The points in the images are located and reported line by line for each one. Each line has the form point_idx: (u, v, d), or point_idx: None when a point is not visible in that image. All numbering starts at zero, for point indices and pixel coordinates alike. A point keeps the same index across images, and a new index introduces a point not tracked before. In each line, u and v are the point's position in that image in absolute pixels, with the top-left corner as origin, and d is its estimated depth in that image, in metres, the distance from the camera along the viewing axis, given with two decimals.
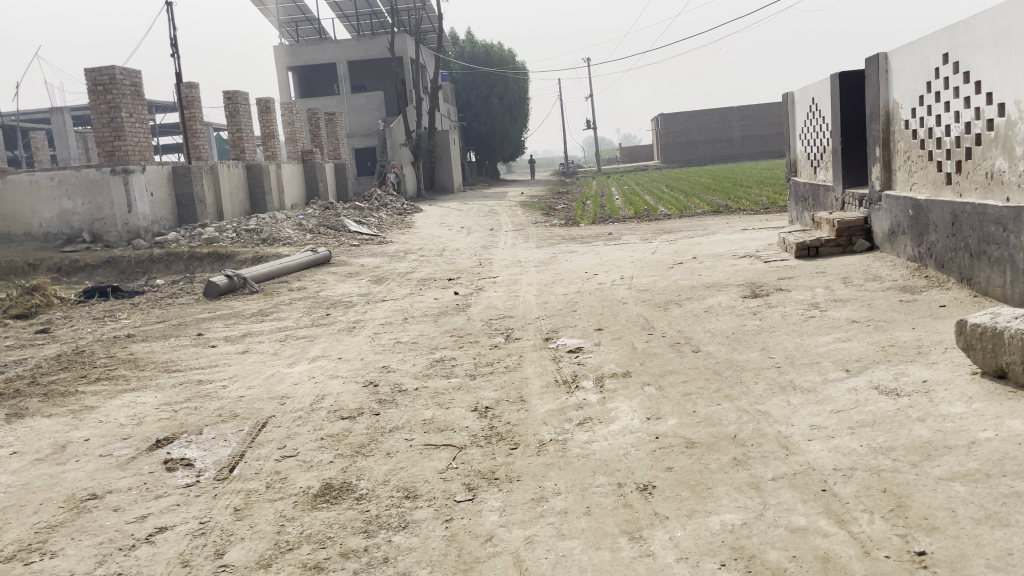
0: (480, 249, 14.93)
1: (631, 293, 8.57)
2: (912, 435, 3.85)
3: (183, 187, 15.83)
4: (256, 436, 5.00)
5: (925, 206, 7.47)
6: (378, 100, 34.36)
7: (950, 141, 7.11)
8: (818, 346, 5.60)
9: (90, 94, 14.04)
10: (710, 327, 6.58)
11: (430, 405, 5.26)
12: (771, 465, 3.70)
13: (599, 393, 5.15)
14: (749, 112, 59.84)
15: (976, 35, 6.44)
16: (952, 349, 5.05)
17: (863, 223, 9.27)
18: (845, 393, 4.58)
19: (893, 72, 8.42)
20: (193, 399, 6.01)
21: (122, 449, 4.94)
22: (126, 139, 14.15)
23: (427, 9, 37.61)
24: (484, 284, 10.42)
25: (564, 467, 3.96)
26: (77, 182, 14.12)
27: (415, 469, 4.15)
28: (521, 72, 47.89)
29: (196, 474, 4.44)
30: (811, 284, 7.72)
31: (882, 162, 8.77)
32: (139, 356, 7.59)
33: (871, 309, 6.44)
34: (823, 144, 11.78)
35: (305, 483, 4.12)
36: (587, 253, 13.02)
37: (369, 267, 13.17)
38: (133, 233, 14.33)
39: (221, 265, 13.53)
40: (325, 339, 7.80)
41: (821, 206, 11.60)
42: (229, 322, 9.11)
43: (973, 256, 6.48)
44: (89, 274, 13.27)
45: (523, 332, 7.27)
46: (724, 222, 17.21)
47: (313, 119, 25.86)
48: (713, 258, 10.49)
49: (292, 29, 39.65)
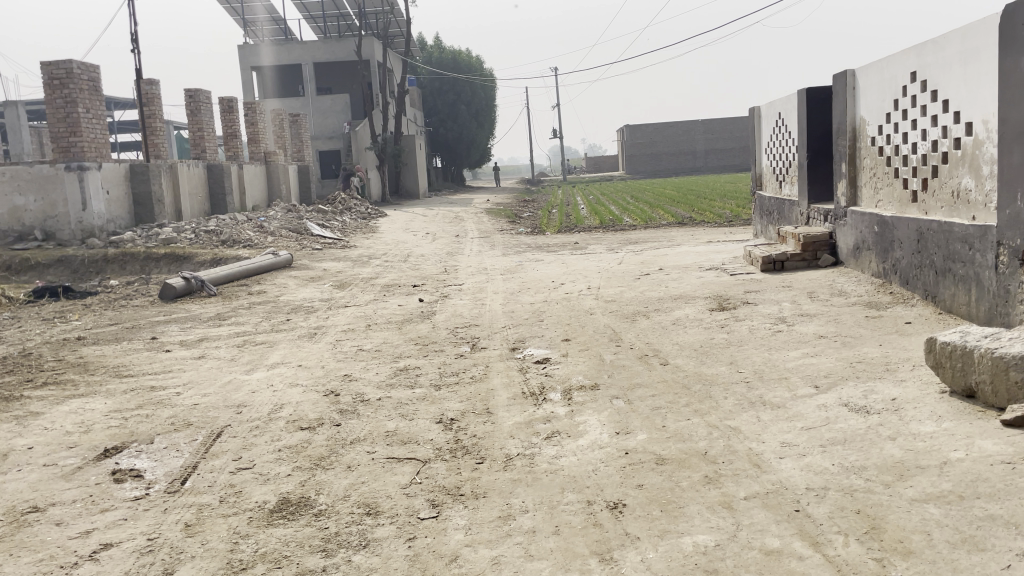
0: (445, 256, 14.79)
1: (598, 303, 8.51)
2: (884, 454, 3.81)
3: (141, 186, 15.43)
4: (210, 446, 4.80)
5: (890, 223, 7.52)
6: (344, 102, 34.00)
7: (916, 160, 7.17)
8: (787, 361, 5.57)
9: (45, 88, 13.63)
10: (678, 340, 6.52)
11: (393, 416, 5.10)
12: (744, 484, 3.62)
13: (567, 406, 5.05)
14: (713, 125, 60.60)
15: (945, 55, 6.50)
16: (920, 367, 5.05)
17: (828, 239, 9.32)
18: (815, 409, 4.54)
19: (860, 89, 8.50)
20: (145, 406, 5.77)
21: (67, 459, 4.70)
22: (82, 136, 13.74)
23: (395, 13, 37.39)
24: (449, 292, 10.29)
25: (532, 484, 3.84)
26: (30, 178, 13.68)
27: (377, 484, 4.00)
28: (489, 79, 47.99)
29: (146, 487, 4.23)
30: (777, 298, 7.73)
31: (848, 179, 8.84)
32: (89, 360, 7.30)
33: (838, 324, 6.44)
34: (789, 159, 11.88)
35: (261, 497, 3.94)
36: (552, 262, 12.94)
37: (332, 272, 12.95)
38: (86, 231, 13.89)
39: (178, 266, 13.20)
40: (285, 346, 7.59)
41: (786, 221, 11.67)
42: (186, 326, 8.84)
43: (938, 274, 6.53)
44: (40, 273, 12.84)
45: (489, 341, 7.15)
46: (689, 233, 17.31)
47: (277, 120, 25.49)
48: (679, 269, 10.48)
49: (258, 28, 39.14)
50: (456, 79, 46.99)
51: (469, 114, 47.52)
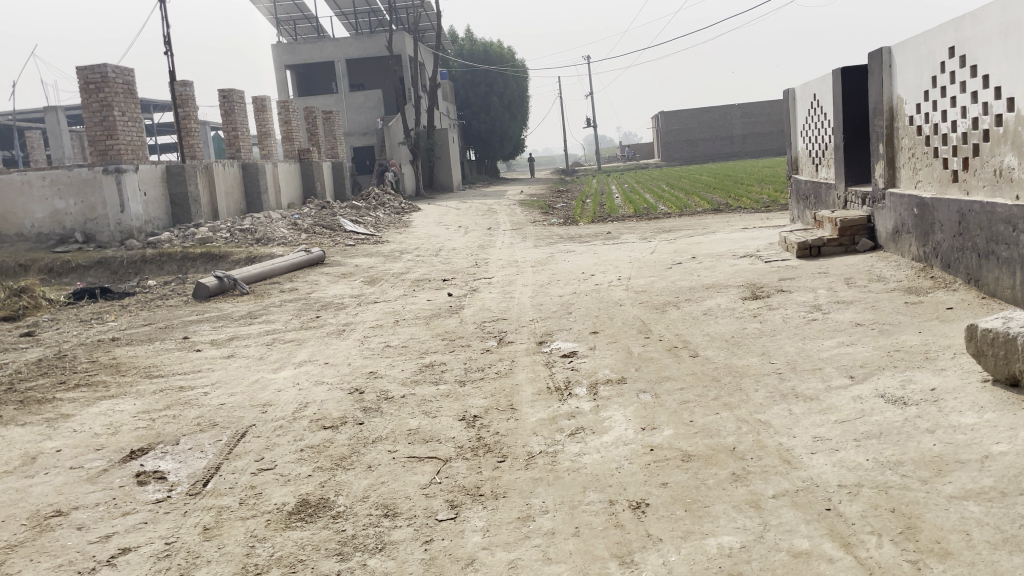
0: (477, 249, 14.73)
1: (629, 294, 8.35)
2: (921, 448, 3.63)
3: (177, 187, 15.61)
4: (234, 447, 4.79)
5: (930, 205, 7.25)
6: (376, 98, 34.13)
7: (956, 138, 6.89)
8: (822, 351, 5.38)
9: (82, 93, 13.84)
10: (709, 331, 6.35)
11: (416, 414, 5.04)
12: (772, 481, 3.48)
13: (593, 401, 4.93)
14: (750, 109, 59.62)
15: (984, 28, 6.22)
16: (961, 355, 4.83)
17: (866, 222, 9.04)
18: (850, 401, 4.36)
19: (897, 67, 8.21)
20: (173, 406, 5.80)
21: (93, 461, 4.73)
22: (119, 139, 13.92)
23: (426, 6, 37.35)
24: (478, 285, 10.22)
25: (553, 483, 3.74)
26: (69, 181, 13.90)
27: (396, 484, 3.94)
28: (521, 70, 47.82)
29: (168, 489, 4.22)
30: (813, 285, 7.50)
31: (886, 160, 8.55)
32: (122, 361, 7.37)
33: (875, 311, 6.21)
34: (824, 141, 11.55)
35: (280, 499, 3.90)
36: (584, 253, 12.78)
37: (364, 268, 12.97)
38: (125, 233, 14.09)
39: (213, 265, 13.34)
40: (313, 343, 7.58)
41: (823, 205, 11.36)
42: (217, 325, 8.90)
43: (981, 256, 6.26)
44: (80, 275, 13.06)
45: (516, 335, 7.06)
46: (725, 220, 17.00)
47: (310, 117, 25.64)
48: (713, 257, 10.26)
49: (291, 27, 39.48)
50: (488, 70, 46.92)
51: (502, 105, 47.40)
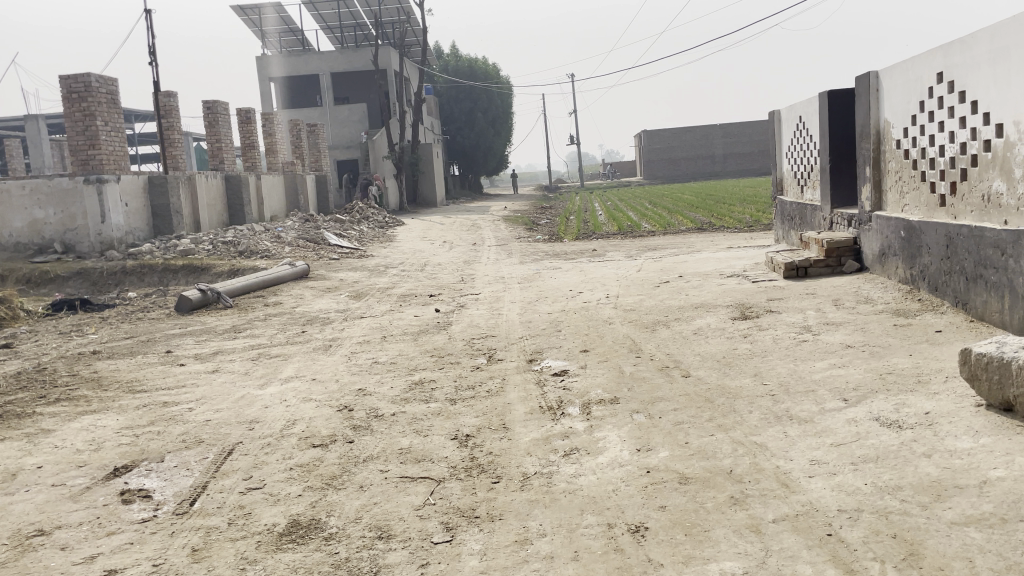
0: (462, 264, 14.70)
1: (618, 312, 8.35)
2: (919, 472, 3.62)
3: (159, 198, 15.46)
4: (221, 464, 4.70)
5: (918, 228, 7.31)
6: (361, 111, 34.09)
7: (944, 163, 6.97)
8: (814, 373, 5.39)
9: (65, 102, 13.69)
10: (700, 351, 6.34)
11: (407, 432, 4.97)
12: (772, 506, 3.45)
13: (586, 421, 4.89)
14: (731, 129, 60.26)
15: (973, 54, 6.31)
16: (953, 379, 4.84)
17: (852, 244, 9.11)
18: (845, 424, 4.35)
19: (884, 91, 8.30)
20: (157, 422, 5.69)
21: (75, 479, 4.61)
22: (101, 149, 13.78)
23: (412, 22, 37.44)
24: (465, 301, 10.18)
25: (550, 506, 3.69)
26: (50, 191, 13.71)
27: (390, 505, 3.87)
28: (505, 86, 48.09)
29: (154, 508, 4.12)
30: (801, 306, 7.53)
31: (873, 183, 8.63)
32: (104, 375, 7.24)
33: (865, 334, 6.23)
34: (810, 163, 11.66)
35: (270, 520, 3.82)
36: (570, 270, 12.79)
37: (349, 282, 12.90)
38: (106, 243, 13.92)
39: (195, 278, 13.20)
40: (300, 359, 7.49)
41: (808, 226, 11.45)
42: (201, 339, 8.78)
43: (969, 280, 6.31)
44: (59, 285, 12.87)
45: (506, 352, 7.02)
46: (709, 239, 17.12)
47: (294, 130, 25.57)
48: (700, 276, 10.29)
49: (275, 40, 39.43)
50: (473, 87, 47.13)
51: (486, 121, 47.54)
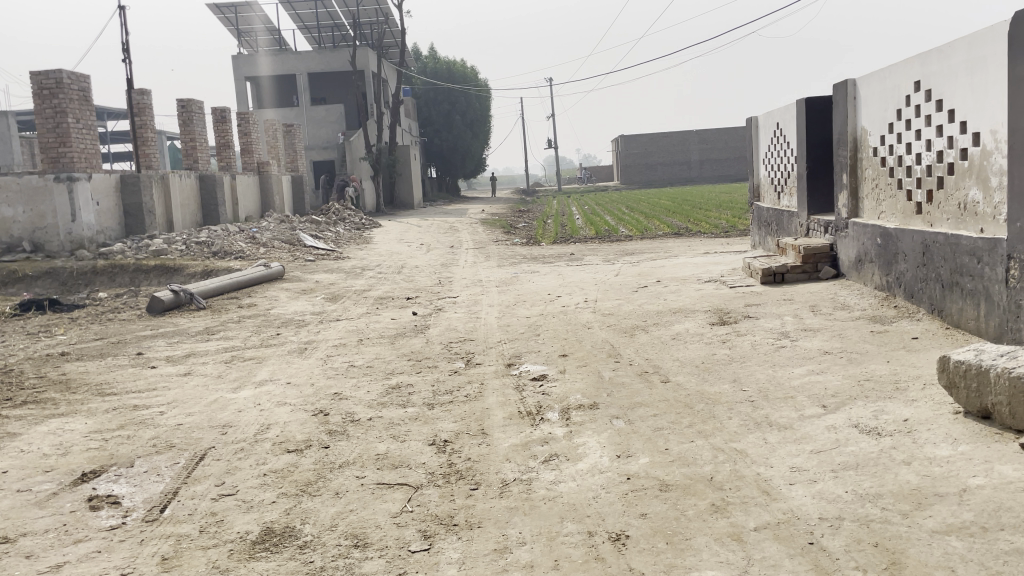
0: (439, 267, 14.62)
1: (596, 316, 8.33)
2: (899, 480, 3.62)
3: (132, 197, 15.21)
4: (193, 470, 4.59)
5: (894, 235, 7.36)
6: (338, 112, 33.85)
7: (921, 170, 7.03)
8: (793, 379, 5.39)
9: (35, 98, 13.44)
10: (679, 356, 6.33)
11: (384, 437, 4.90)
12: (754, 513, 3.43)
13: (566, 426, 4.85)
14: (707, 135, 60.75)
15: (951, 64, 6.37)
16: (931, 386, 4.86)
17: (829, 251, 9.16)
18: (824, 431, 4.35)
19: (861, 99, 8.36)
20: (127, 426, 5.55)
21: (41, 485, 4.48)
22: (71, 146, 13.53)
23: (390, 23, 37.28)
24: (443, 304, 10.13)
25: (530, 513, 3.64)
26: (19, 189, 13.42)
27: (366, 512, 3.80)
28: (483, 89, 48.08)
29: (122, 515, 4.01)
30: (779, 312, 7.55)
31: (850, 190, 8.68)
32: (72, 377, 7.08)
33: (842, 340, 6.26)
34: (787, 170, 11.74)
35: (243, 527, 3.73)
36: (548, 273, 12.76)
37: (325, 284, 12.78)
38: (76, 243, 13.66)
39: (168, 278, 13.00)
40: (274, 362, 7.37)
41: (785, 233, 11.52)
42: (173, 341, 8.62)
43: (945, 287, 6.36)
44: (27, 285, 12.60)
45: (484, 356, 6.97)
46: (686, 244, 17.19)
47: (270, 130, 25.34)
48: (678, 281, 10.31)
49: (252, 39, 39.07)
50: (451, 89, 47.07)
51: (464, 124, 47.47)
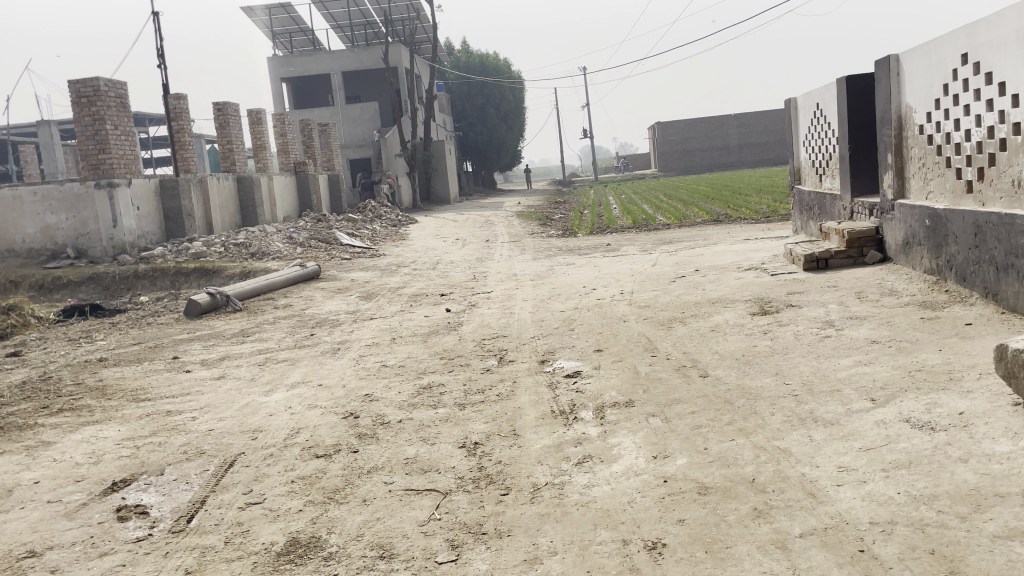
0: (475, 262, 14.50)
1: (632, 309, 8.13)
2: (956, 479, 3.38)
3: (171, 201, 15.36)
4: (221, 477, 4.53)
5: (943, 216, 7.03)
6: (373, 110, 33.93)
7: (970, 147, 6.69)
8: (838, 371, 5.14)
9: (74, 106, 13.58)
10: (718, 349, 6.11)
11: (413, 440, 4.78)
12: (798, 518, 3.23)
13: (600, 426, 4.68)
14: (746, 118, 59.62)
15: (1000, 33, 6.02)
16: (988, 376, 4.58)
17: (874, 234, 8.82)
18: (873, 427, 4.11)
19: (905, 75, 8.01)
20: (159, 432, 5.53)
21: (72, 495, 4.46)
22: (110, 152, 13.67)
23: (421, 19, 37.26)
24: (477, 300, 10.00)
25: (562, 520, 3.48)
26: (61, 196, 13.62)
27: (393, 521, 3.69)
28: (517, 81, 47.86)
29: (149, 526, 3.96)
30: (823, 300, 7.27)
31: (895, 170, 8.34)
32: (109, 383, 7.10)
33: (891, 328, 5.97)
34: (829, 151, 11.35)
35: (269, 537, 3.65)
36: (584, 265, 12.54)
37: (360, 282, 12.75)
38: (118, 248, 13.81)
39: (206, 281, 13.09)
40: (306, 363, 7.31)
41: (828, 216, 11.17)
42: (208, 344, 8.64)
43: (999, 270, 6.04)
44: (71, 291, 12.79)
45: (517, 353, 6.82)
46: (725, 231, 16.81)
47: (305, 130, 25.45)
48: (717, 270, 10.04)
49: (286, 40, 39.36)
50: (484, 82, 46.92)
51: (499, 117, 47.28)
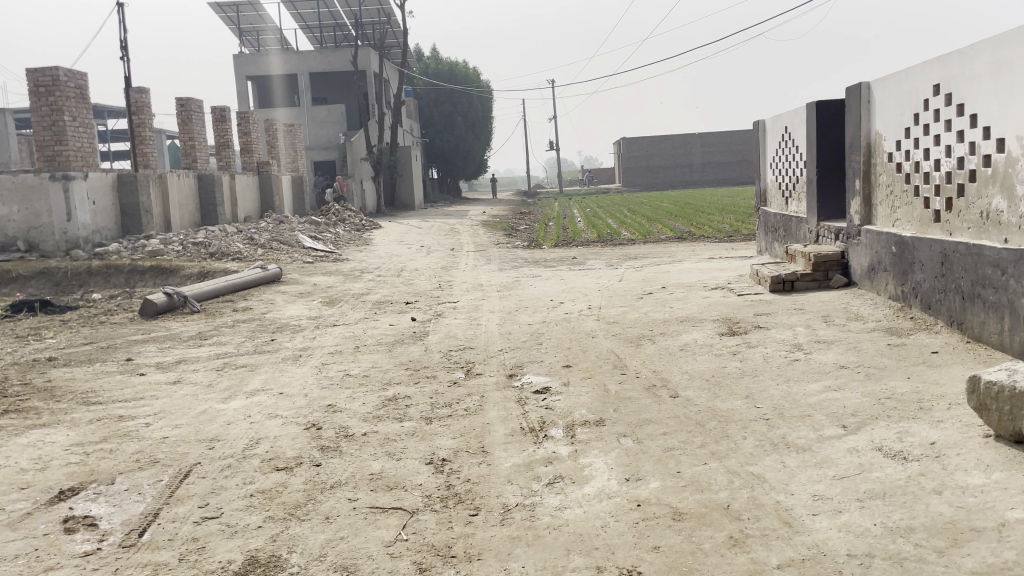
0: (440, 270, 14.34)
1: (601, 325, 8.07)
2: (931, 512, 3.36)
3: (129, 197, 14.95)
4: (176, 489, 4.33)
5: (911, 244, 7.11)
6: (339, 112, 33.59)
7: (939, 177, 6.79)
8: (808, 396, 5.12)
9: (31, 95, 13.18)
10: (687, 369, 6.07)
11: (379, 455, 4.64)
12: (776, 548, 3.17)
13: (571, 445, 4.60)
14: (710, 138, 60.40)
15: (973, 66, 6.12)
16: (957, 406, 4.60)
17: (840, 258, 8.91)
18: (846, 454, 4.09)
19: (876, 103, 8.12)
20: (111, 439, 5.30)
21: (16, 503, 4.23)
22: (68, 144, 13.28)
23: (392, 24, 37.10)
24: (443, 310, 9.85)
25: (534, 544, 3.38)
26: (13, 187, 13.14)
27: (358, 540, 3.54)
28: (486, 91, 47.91)
29: (98, 539, 3.76)
30: (791, 322, 7.30)
31: (862, 196, 8.44)
32: (57, 385, 6.81)
33: (859, 353, 6.00)
34: (796, 174, 11.47)
35: (226, 555, 3.48)
36: (551, 278, 12.48)
37: (322, 287, 12.52)
38: (72, 242, 13.38)
39: (163, 280, 12.74)
40: (267, 370, 7.10)
41: (793, 239, 11.28)
42: (164, 346, 8.36)
43: (965, 299, 6.11)
44: (21, 285, 12.34)
45: (485, 366, 6.71)
46: (690, 249, 16.92)
47: (270, 130, 25.07)
48: (684, 288, 10.04)
49: (254, 38, 38.85)
50: (453, 90, 46.88)
51: (466, 125, 47.21)
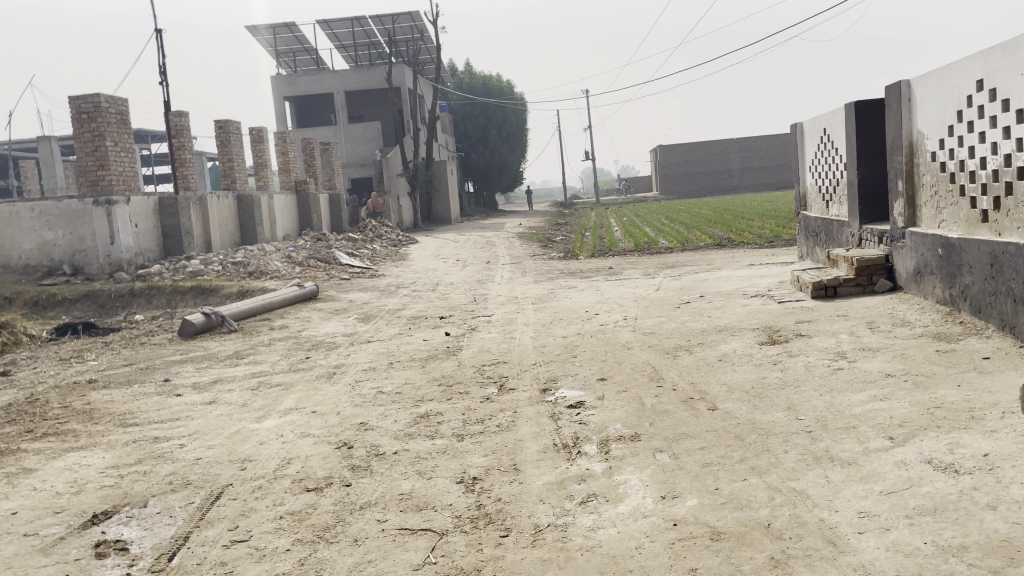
0: (475, 284, 14.29)
1: (636, 336, 7.92)
2: (985, 529, 3.17)
3: (170, 219, 15.19)
4: (207, 512, 4.31)
5: (958, 246, 6.86)
6: (375, 129, 33.87)
7: (986, 176, 6.54)
8: (853, 407, 4.92)
9: (74, 122, 13.47)
10: (726, 380, 5.90)
11: (409, 474, 4.57)
12: (819, 570, 3.01)
13: (605, 461, 4.47)
14: (747, 143, 59.66)
15: (1017, 59, 5.88)
16: (1011, 415, 4.37)
17: (884, 262, 8.64)
18: (893, 468, 3.90)
19: (916, 101, 7.87)
20: (146, 460, 5.32)
21: (49, 528, 4.24)
22: (109, 169, 13.45)
23: (425, 40, 37.39)
24: (477, 324, 9.78)
25: (565, 567, 3.26)
26: (59, 213, 13.43)
27: (385, 564, 3.47)
28: (520, 104, 48.01)
29: (128, 565, 3.74)
30: (834, 329, 7.08)
31: (906, 198, 8.17)
32: (96, 407, 6.88)
33: (905, 361, 5.77)
34: (836, 177, 11.19)
35: None
36: (587, 289, 12.34)
37: (358, 303, 12.55)
38: (115, 265, 13.62)
39: (203, 299, 12.90)
40: (301, 388, 7.10)
41: (835, 243, 10.99)
42: (201, 366, 8.42)
43: (1017, 301, 5.85)
44: (67, 308, 12.58)
45: (519, 380, 6.61)
46: (728, 256, 16.64)
47: (307, 149, 25.37)
48: (723, 296, 9.83)
49: (290, 59, 39.48)
50: (487, 104, 47.07)
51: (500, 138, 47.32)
